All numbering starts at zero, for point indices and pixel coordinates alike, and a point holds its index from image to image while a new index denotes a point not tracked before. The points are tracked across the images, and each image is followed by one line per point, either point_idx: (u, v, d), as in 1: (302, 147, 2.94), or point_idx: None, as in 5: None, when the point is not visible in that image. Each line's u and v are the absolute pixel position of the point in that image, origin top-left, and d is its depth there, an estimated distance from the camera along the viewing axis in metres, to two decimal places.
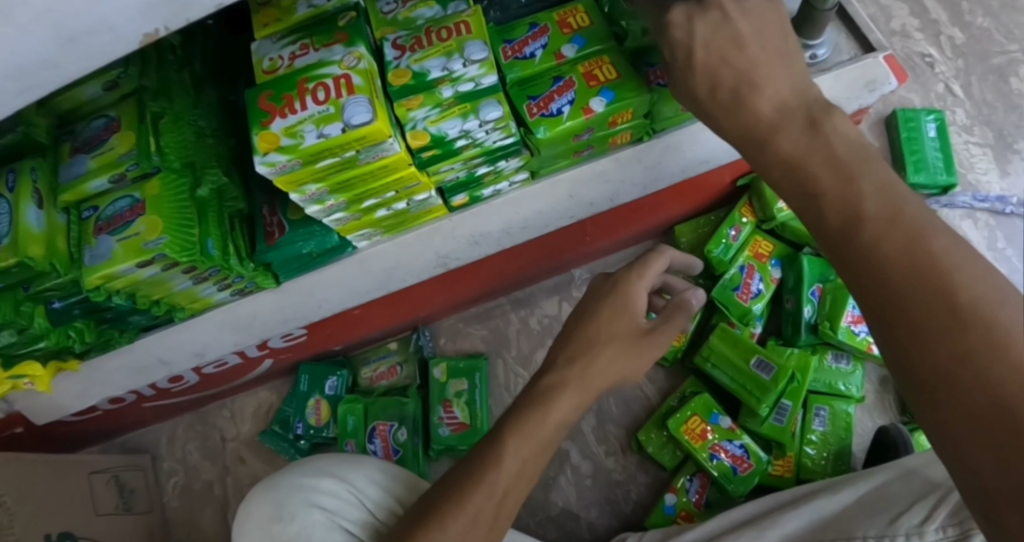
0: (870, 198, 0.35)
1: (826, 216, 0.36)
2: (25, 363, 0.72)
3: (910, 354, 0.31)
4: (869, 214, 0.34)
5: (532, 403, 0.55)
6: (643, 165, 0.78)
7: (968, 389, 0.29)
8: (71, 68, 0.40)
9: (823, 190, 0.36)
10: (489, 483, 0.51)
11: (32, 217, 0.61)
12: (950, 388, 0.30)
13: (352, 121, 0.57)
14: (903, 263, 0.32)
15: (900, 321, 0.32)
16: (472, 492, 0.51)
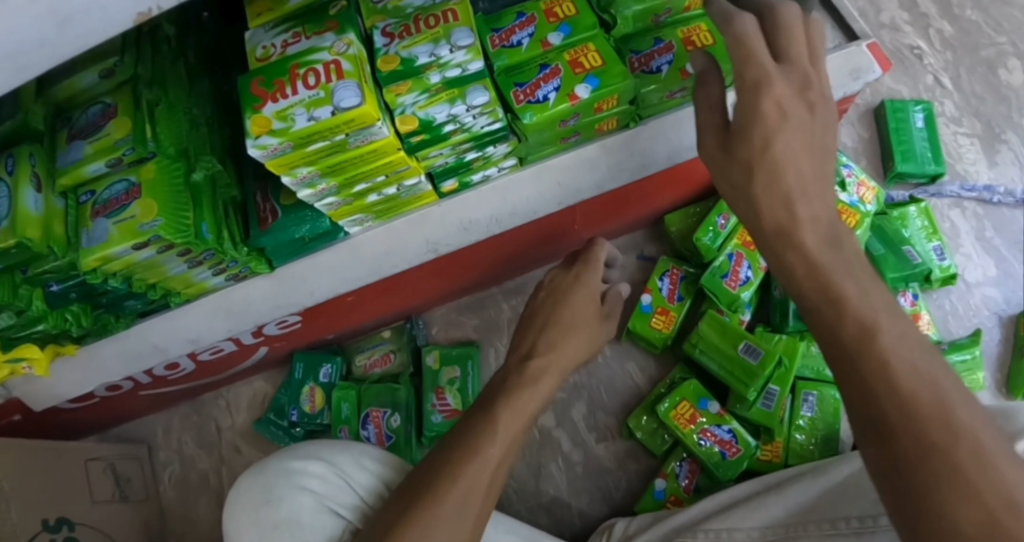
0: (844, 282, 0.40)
1: (809, 291, 0.41)
2: (23, 346, 0.74)
3: (877, 432, 0.35)
4: (840, 287, 0.40)
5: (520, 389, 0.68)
6: (630, 154, 0.80)
7: (924, 467, 0.33)
8: (66, 49, 0.40)
9: (802, 269, 0.42)
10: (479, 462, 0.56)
11: (30, 200, 0.62)
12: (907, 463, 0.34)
13: (341, 105, 0.58)
14: (861, 333, 0.38)
15: (868, 397, 0.36)
16: (466, 465, 0.56)
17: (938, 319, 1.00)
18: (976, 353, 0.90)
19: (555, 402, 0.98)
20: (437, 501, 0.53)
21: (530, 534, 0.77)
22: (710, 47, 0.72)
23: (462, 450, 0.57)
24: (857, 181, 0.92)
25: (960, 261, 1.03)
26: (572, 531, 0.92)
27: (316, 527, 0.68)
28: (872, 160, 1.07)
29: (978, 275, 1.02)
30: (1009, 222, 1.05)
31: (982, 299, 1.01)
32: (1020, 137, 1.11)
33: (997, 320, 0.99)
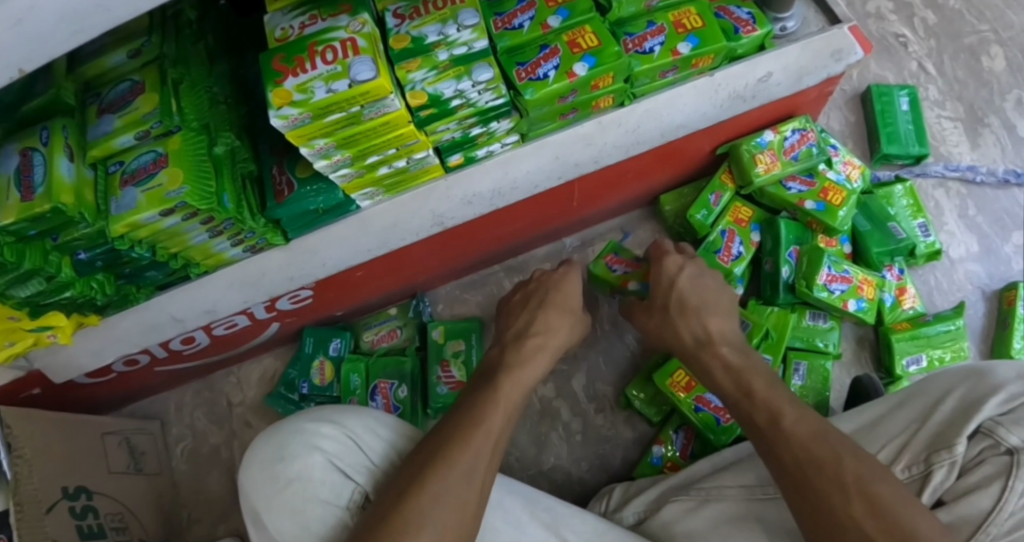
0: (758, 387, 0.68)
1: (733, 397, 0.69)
2: (50, 314, 0.78)
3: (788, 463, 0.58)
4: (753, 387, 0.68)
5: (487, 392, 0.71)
6: (624, 129, 0.84)
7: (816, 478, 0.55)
8: (118, 13, 0.45)
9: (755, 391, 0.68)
10: (483, 432, 0.64)
11: (64, 168, 0.66)
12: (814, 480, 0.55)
13: (357, 78, 0.63)
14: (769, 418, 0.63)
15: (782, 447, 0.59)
16: (474, 436, 0.63)
17: (923, 293, 1.04)
18: (960, 323, 0.94)
19: (555, 375, 1.02)
20: (447, 463, 0.60)
21: (531, 494, 0.80)
22: (698, 29, 0.78)
23: (469, 423, 0.65)
24: (842, 160, 0.96)
25: (945, 238, 1.08)
26: (572, 496, 0.96)
27: (326, 484, 0.72)
28: (858, 143, 1.13)
29: (962, 251, 1.07)
30: (991, 200, 1.10)
31: (965, 275, 1.05)
32: (1001, 120, 1.16)
33: (981, 294, 1.04)
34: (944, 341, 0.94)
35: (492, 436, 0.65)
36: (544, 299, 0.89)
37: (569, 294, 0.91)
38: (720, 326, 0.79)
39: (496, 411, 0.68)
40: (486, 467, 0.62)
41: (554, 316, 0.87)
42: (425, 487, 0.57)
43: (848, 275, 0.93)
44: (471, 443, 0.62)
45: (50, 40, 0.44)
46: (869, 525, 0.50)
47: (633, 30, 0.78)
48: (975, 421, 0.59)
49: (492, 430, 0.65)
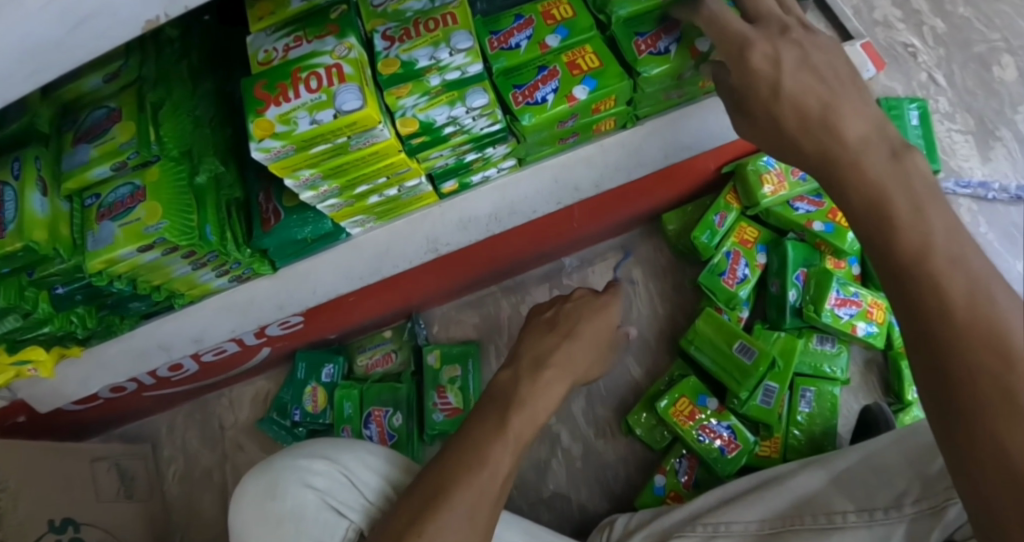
0: (941, 234, 0.39)
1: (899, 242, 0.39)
2: (28, 348, 0.75)
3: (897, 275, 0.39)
4: (892, 205, 0.41)
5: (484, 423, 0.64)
6: (627, 151, 0.82)
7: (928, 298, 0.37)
8: (80, 52, 0.41)
9: (896, 220, 0.40)
10: (490, 471, 0.59)
11: (36, 203, 0.63)
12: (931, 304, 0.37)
13: (343, 108, 0.59)
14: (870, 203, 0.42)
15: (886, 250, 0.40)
16: (469, 472, 0.58)
17: None
18: None
19: None
20: (447, 506, 0.55)
21: (534, 530, 0.77)
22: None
23: (474, 458, 0.59)
24: None
25: None
26: (573, 524, 0.93)
27: (319, 523, 0.69)
28: None
29: None
30: (1003, 217, 1.07)
31: None
32: (1012, 132, 1.12)
33: None
34: None
35: (499, 475, 0.60)
36: (575, 325, 0.80)
37: (600, 328, 0.81)
38: (863, 126, 0.46)
39: (506, 452, 0.61)
40: (492, 508, 0.58)
41: (578, 350, 0.77)
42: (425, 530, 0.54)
43: (857, 298, 0.91)
44: (462, 479, 0.57)
45: (9, 82, 0.41)
46: (992, 362, 0.35)
47: (644, 28, 0.71)
48: None
49: (499, 470, 0.60)
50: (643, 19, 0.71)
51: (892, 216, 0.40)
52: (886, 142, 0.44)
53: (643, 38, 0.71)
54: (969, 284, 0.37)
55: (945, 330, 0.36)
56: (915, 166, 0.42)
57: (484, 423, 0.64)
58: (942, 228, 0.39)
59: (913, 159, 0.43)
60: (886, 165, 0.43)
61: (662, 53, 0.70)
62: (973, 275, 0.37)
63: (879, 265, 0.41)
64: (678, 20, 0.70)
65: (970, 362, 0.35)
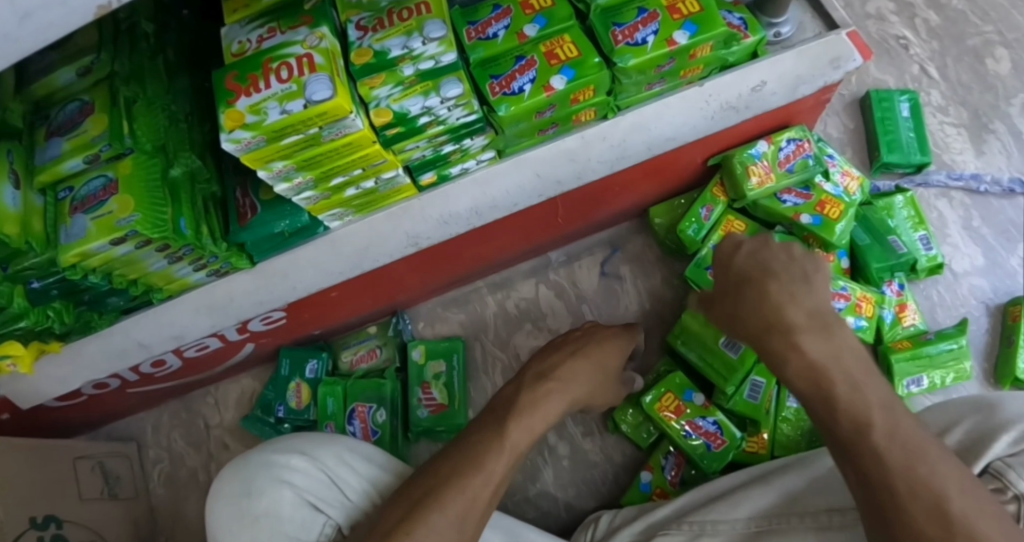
0: (876, 407, 0.47)
1: (840, 417, 0.48)
2: (6, 343, 0.74)
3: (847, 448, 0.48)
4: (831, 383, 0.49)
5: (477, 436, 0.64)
6: (609, 143, 0.80)
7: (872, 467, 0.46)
8: (29, 42, 0.41)
9: (835, 394, 0.49)
10: (482, 479, 0.58)
11: (9, 197, 0.62)
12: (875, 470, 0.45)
13: (313, 98, 0.58)
14: (819, 380, 0.50)
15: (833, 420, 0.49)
16: (464, 475, 0.58)
17: (925, 309, 1.00)
18: (963, 342, 0.90)
19: None
20: (437, 507, 0.55)
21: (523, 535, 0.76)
22: (695, 15, 0.70)
23: (469, 465, 0.59)
24: (841, 170, 0.92)
25: (948, 251, 1.03)
26: (559, 524, 0.92)
27: (295, 521, 0.68)
28: (857, 151, 1.07)
29: (966, 265, 1.02)
30: (996, 211, 1.05)
31: (969, 289, 1.01)
32: (1007, 126, 1.10)
33: (985, 309, 0.99)
34: (947, 361, 0.90)
35: (491, 480, 0.59)
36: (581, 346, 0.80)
37: (609, 352, 0.81)
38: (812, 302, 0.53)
39: (501, 457, 0.61)
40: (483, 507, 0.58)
41: (583, 369, 0.78)
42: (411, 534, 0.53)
43: (846, 292, 0.89)
44: (453, 483, 0.57)
45: None
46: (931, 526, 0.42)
47: (622, 20, 0.70)
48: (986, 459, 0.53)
49: (492, 476, 0.59)
50: (621, 11, 0.70)
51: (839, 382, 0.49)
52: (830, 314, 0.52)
53: (621, 29, 0.70)
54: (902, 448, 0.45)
55: (888, 499, 0.44)
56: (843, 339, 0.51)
57: (479, 434, 0.64)
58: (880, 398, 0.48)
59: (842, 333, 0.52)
60: (821, 342, 0.51)
61: (640, 44, 0.69)
62: (909, 444, 0.45)
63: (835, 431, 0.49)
64: (655, 14, 0.70)
65: (908, 524, 0.43)
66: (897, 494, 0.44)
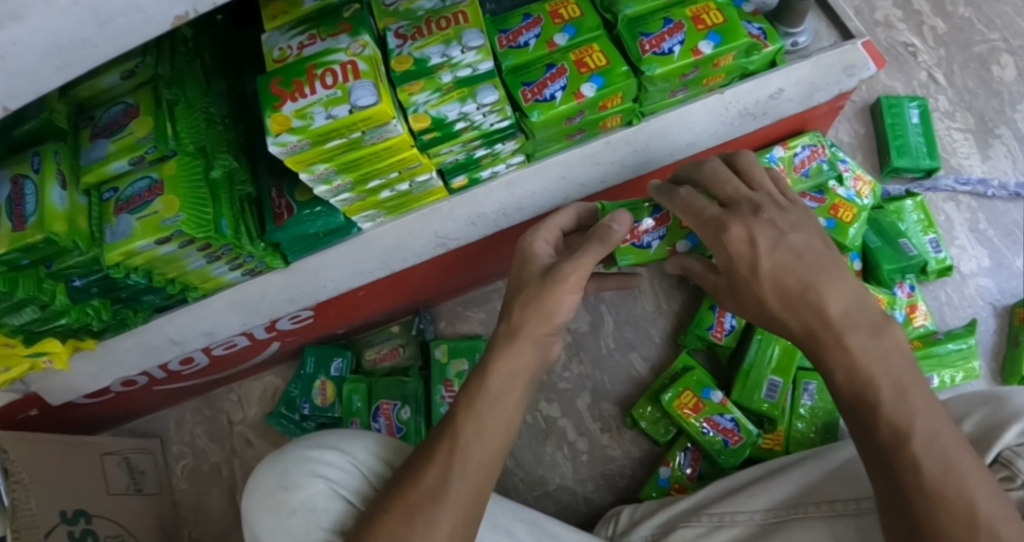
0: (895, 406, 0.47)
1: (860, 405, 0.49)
2: (45, 341, 0.76)
3: (874, 435, 0.48)
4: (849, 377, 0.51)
5: (464, 398, 0.61)
6: (633, 148, 0.83)
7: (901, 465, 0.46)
8: (106, 47, 0.43)
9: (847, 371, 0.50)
10: (459, 471, 0.57)
11: (56, 197, 0.64)
12: (900, 463, 0.46)
13: (358, 103, 0.61)
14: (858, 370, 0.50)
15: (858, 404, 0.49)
16: (438, 451, 0.58)
17: (934, 310, 1.03)
18: (972, 342, 0.94)
19: (560, 393, 1.01)
20: (414, 484, 0.56)
21: (556, 533, 0.76)
22: (720, 25, 0.73)
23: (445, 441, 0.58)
24: (852, 176, 0.96)
25: (956, 252, 1.07)
26: (578, 517, 0.95)
27: (331, 513, 0.67)
28: (868, 155, 1.11)
29: (973, 266, 1.06)
30: (1002, 214, 1.09)
31: (976, 290, 1.04)
32: (1012, 131, 1.14)
33: (992, 310, 1.03)
34: (957, 360, 0.94)
35: (480, 449, 0.58)
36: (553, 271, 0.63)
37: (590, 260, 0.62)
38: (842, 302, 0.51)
39: (480, 438, 0.59)
40: (475, 485, 0.57)
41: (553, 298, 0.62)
42: (391, 511, 0.55)
43: None
44: (436, 459, 0.57)
45: (36, 76, 0.42)
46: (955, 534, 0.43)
47: (649, 30, 0.73)
48: (996, 449, 0.55)
49: (472, 463, 0.57)
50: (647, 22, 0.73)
51: (878, 396, 0.48)
52: (866, 317, 0.51)
53: (649, 39, 0.72)
54: (940, 469, 0.45)
55: (930, 499, 0.44)
56: (894, 338, 0.50)
57: (472, 398, 0.61)
58: (920, 410, 0.47)
59: (892, 331, 0.51)
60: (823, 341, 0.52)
61: (666, 54, 0.72)
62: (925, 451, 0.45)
63: (862, 440, 0.49)
64: (681, 24, 0.73)
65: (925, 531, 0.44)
66: (934, 506, 0.44)
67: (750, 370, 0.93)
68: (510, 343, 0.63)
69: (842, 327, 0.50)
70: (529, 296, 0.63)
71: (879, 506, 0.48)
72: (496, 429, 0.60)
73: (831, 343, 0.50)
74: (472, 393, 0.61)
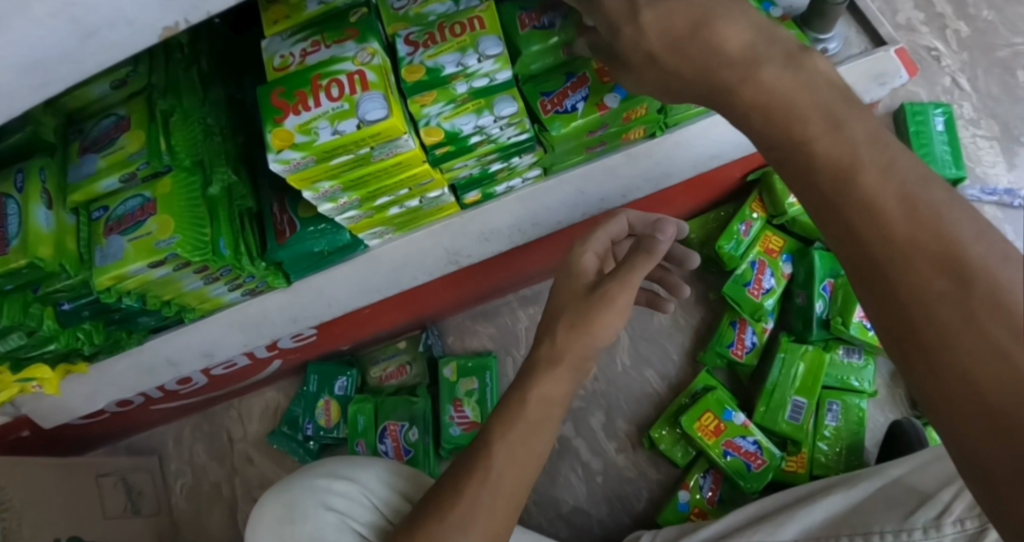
0: (864, 144, 0.28)
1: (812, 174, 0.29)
2: (33, 366, 0.71)
3: (831, 219, 0.28)
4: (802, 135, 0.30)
5: (483, 435, 0.57)
6: (656, 160, 0.79)
7: (873, 240, 0.26)
8: (90, 64, 0.38)
9: (808, 135, 0.29)
10: (486, 503, 0.53)
11: (41, 217, 0.60)
12: (876, 246, 0.26)
13: (367, 117, 0.56)
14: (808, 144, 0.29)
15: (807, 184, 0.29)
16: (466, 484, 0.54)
17: None
18: None
19: (574, 412, 0.97)
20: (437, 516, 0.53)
21: None
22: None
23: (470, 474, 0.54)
24: None
25: None
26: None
27: None
28: None
29: None
30: None
31: None
32: None
33: None
34: None
35: (500, 486, 0.54)
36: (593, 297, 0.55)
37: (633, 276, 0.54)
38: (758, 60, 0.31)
39: (509, 473, 0.54)
40: (491, 522, 0.53)
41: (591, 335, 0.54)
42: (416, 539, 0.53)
43: None
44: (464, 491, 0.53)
45: (12, 94, 0.38)
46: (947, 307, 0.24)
47: None
48: None
49: (500, 498, 0.53)
50: None
51: (804, 132, 0.29)
52: (776, 47, 0.32)
53: None
54: (940, 232, 0.25)
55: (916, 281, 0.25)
56: (817, 68, 0.31)
57: (488, 433, 0.56)
58: (864, 136, 0.28)
59: (813, 59, 0.32)
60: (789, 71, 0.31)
61: None
62: (907, 183, 0.26)
63: (817, 224, 0.29)
64: None
65: (959, 349, 0.24)
66: (913, 287, 0.25)
67: (773, 390, 0.89)
68: (551, 369, 0.56)
69: (752, 61, 0.32)
70: (576, 315, 0.55)
71: (875, 310, 0.27)
72: (524, 460, 0.55)
73: (741, 87, 0.32)
74: (490, 429, 0.56)
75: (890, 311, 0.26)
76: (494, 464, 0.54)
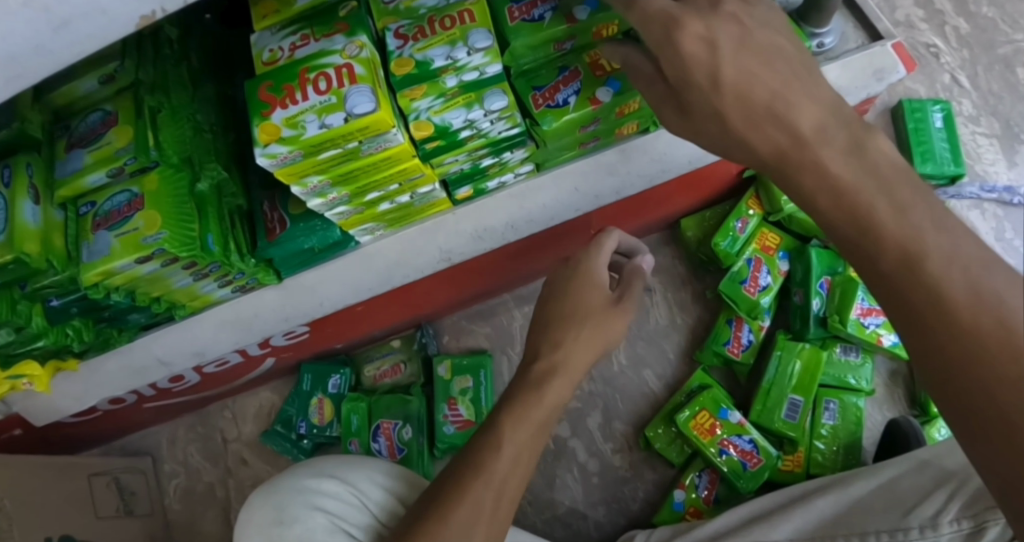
0: (930, 220, 0.31)
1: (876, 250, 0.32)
2: (23, 363, 0.70)
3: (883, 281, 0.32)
4: (869, 206, 0.32)
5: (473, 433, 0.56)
6: (650, 157, 0.78)
7: (923, 304, 0.30)
8: (66, 54, 0.37)
9: (877, 215, 0.32)
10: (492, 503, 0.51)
11: (28, 213, 0.59)
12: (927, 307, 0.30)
13: (355, 111, 0.55)
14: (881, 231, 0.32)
15: (869, 248, 0.32)
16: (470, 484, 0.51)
17: None
18: None
19: (570, 412, 0.96)
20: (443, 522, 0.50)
21: None
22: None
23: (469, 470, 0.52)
24: None
25: None
26: None
27: None
28: None
29: None
30: None
31: None
32: None
33: None
34: None
35: (501, 491, 0.52)
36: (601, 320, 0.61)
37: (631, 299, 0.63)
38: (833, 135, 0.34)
39: (500, 470, 0.53)
40: (490, 527, 0.51)
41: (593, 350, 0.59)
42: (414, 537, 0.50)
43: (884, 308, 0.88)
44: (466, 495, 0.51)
45: None
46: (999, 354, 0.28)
47: None
48: None
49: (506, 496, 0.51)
50: None
51: (865, 211, 0.32)
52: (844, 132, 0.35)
53: None
54: (976, 290, 0.29)
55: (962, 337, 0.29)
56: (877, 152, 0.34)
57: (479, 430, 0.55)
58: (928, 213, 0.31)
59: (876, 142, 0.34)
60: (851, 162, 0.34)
61: None
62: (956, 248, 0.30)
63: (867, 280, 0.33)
64: None
65: (997, 389, 0.28)
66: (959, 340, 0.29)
67: (770, 389, 0.88)
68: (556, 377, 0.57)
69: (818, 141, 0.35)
70: (601, 323, 0.60)
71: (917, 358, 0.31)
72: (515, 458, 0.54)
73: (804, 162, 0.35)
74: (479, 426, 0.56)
75: (940, 362, 0.30)
76: (485, 460, 0.53)
